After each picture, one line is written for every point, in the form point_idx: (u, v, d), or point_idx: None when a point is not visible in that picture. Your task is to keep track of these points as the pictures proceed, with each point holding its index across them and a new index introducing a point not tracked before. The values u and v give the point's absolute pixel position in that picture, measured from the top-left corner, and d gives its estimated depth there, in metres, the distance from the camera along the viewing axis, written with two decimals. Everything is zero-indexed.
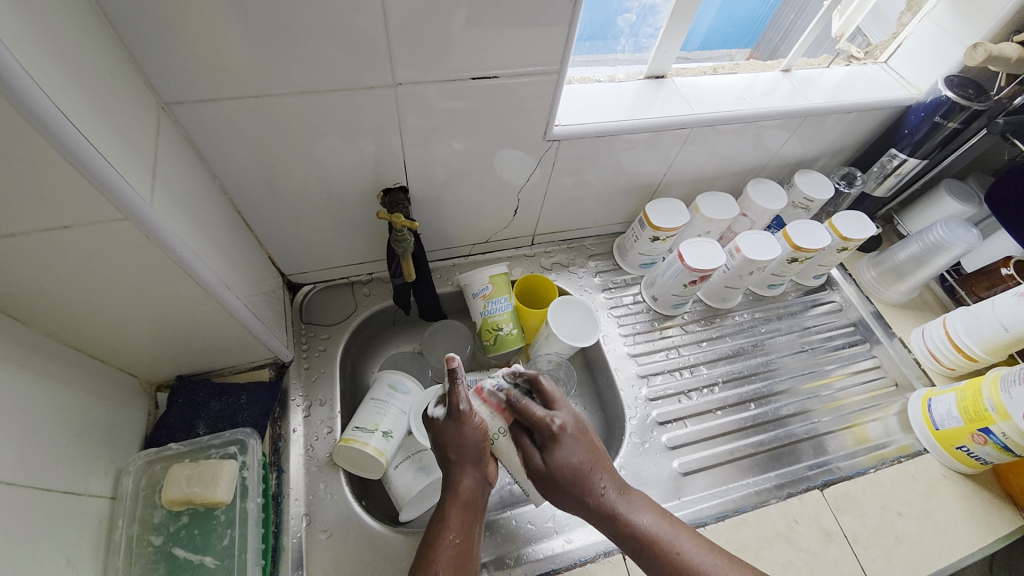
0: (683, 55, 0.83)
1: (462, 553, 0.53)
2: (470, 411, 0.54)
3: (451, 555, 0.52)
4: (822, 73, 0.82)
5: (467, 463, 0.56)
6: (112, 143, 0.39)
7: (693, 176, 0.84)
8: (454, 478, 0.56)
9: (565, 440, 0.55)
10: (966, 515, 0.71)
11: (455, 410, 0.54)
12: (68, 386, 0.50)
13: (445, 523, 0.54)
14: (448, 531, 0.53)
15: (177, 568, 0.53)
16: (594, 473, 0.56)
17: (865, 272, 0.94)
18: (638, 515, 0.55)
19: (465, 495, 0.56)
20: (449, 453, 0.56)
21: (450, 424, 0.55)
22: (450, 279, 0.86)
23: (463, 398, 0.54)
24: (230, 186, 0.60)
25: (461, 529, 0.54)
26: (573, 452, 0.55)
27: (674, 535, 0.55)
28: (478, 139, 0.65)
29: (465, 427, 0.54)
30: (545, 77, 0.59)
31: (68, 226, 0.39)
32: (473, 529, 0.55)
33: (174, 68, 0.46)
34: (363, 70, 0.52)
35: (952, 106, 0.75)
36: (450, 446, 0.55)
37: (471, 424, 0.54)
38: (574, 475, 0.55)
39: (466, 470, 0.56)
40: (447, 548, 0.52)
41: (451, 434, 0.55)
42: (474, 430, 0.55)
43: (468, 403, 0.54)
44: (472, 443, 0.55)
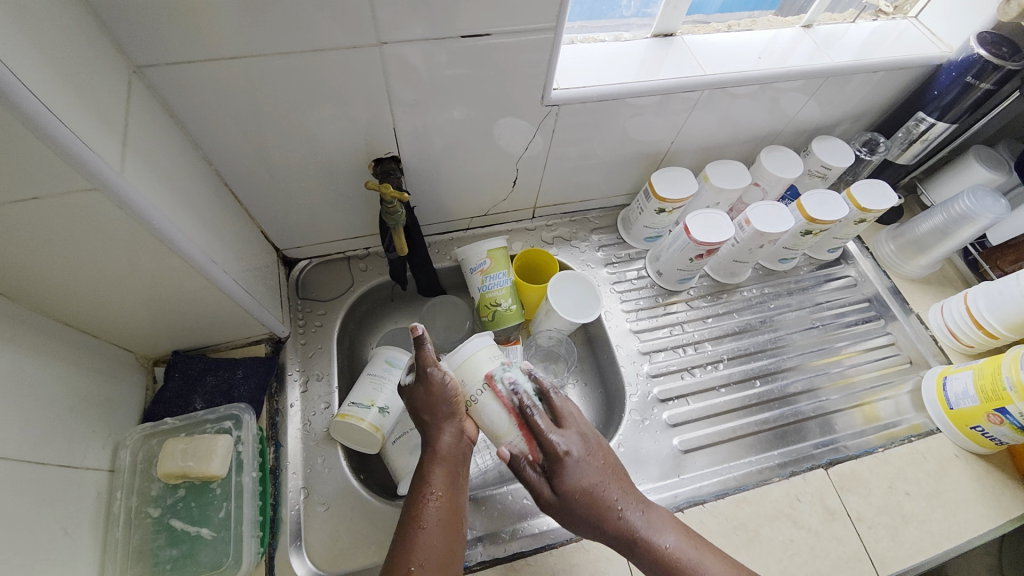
0: (702, 19, 0.76)
1: (447, 508, 0.52)
2: (437, 372, 0.55)
3: (434, 511, 0.51)
4: (846, 30, 0.76)
5: (442, 419, 0.55)
6: (75, 109, 0.37)
7: (702, 144, 0.80)
8: (432, 436, 0.55)
9: (573, 464, 0.53)
10: (977, 496, 0.69)
11: (422, 373, 0.55)
12: (59, 361, 0.50)
13: (427, 481, 0.53)
14: (429, 488, 0.52)
15: (176, 539, 0.55)
16: (610, 492, 0.54)
17: (883, 245, 0.90)
18: (661, 537, 0.53)
19: (444, 452, 0.54)
20: (423, 415, 0.56)
21: (420, 387, 0.56)
22: (448, 254, 0.84)
23: (429, 357, 0.55)
24: (215, 157, 0.58)
25: (445, 485, 0.53)
26: (586, 472, 0.53)
27: (699, 558, 0.53)
28: (471, 106, 0.62)
29: (430, 384, 0.54)
30: (542, 37, 0.55)
31: (36, 197, 0.38)
32: (457, 484, 0.54)
33: (142, 27, 0.43)
34: (345, 29, 0.49)
35: (985, 65, 0.69)
36: (422, 407, 0.56)
37: (439, 384, 0.55)
38: (589, 497, 0.53)
39: (443, 425, 0.55)
40: (430, 505, 0.51)
41: (421, 396, 0.56)
42: (443, 388, 0.55)
43: (436, 366, 0.55)
44: (444, 401, 0.55)
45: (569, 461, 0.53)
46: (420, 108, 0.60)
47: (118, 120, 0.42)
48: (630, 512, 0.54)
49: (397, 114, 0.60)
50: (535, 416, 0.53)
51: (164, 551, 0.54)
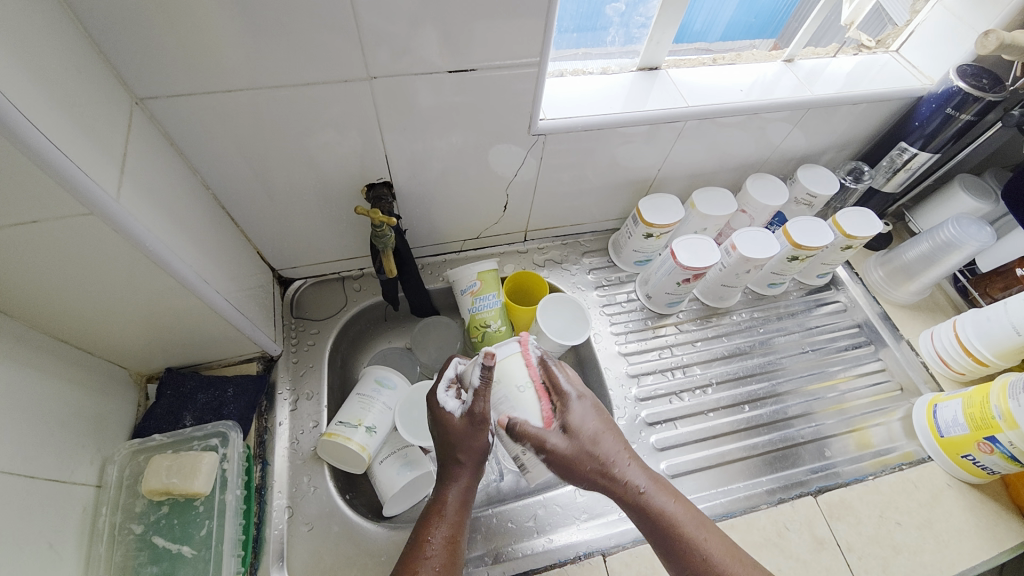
0: (704, 46, 0.80)
1: (453, 547, 0.53)
2: (485, 404, 0.54)
3: (443, 550, 0.52)
4: (828, 63, 0.79)
5: (471, 464, 0.56)
6: (76, 140, 0.39)
7: (689, 171, 0.82)
8: (454, 473, 0.56)
9: (575, 406, 0.55)
10: (970, 527, 0.68)
11: (474, 410, 0.54)
12: (54, 376, 0.52)
13: (440, 517, 0.54)
14: (442, 524, 0.54)
15: (157, 556, 0.55)
16: (610, 443, 0.56)
17: (872, 271, 0.91)
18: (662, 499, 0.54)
19: (461, 487, 0.56)
20: (455, 452, 0.56)
21: (466, 427, 0.55)
22: (440, 275, 0.85)
23: (485, 398, 0.54)
24: (213, 182, 0.61)
25: (457, 521, 0.54)
26: (587, 419, 0.55)
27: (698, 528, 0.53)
28: (460, 134, 0.64)
29: (482, 436, 0.55)
30: (526, 70, 0.58)
31: (36, 221, 0.40)
32: (466, 523, 0.55)
33: (144, 63, 0.46)
34: (336, 65, 0.52)
35: (965, 97, 0.72)
36: (459, 446, 0.56)
37: (487, 432, 0.55)
38: (591, 443, 0.54)
39: (467, 469, 0.56)
40: (440, 543, 0.52)
41: (460, 434, 0.55)
42: (487, 439, 0.56)
43: (485, 402, 0.54)
44: (482, 451, 0.56)
45: (572, 402, 0.55)
46: (412, 138, 0.63)
47: (116, 148, 0.45)
48: (630, 468, 0.55)
49: (388, 141, 0.62)
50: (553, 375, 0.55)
51: (144, 569, 0.54)
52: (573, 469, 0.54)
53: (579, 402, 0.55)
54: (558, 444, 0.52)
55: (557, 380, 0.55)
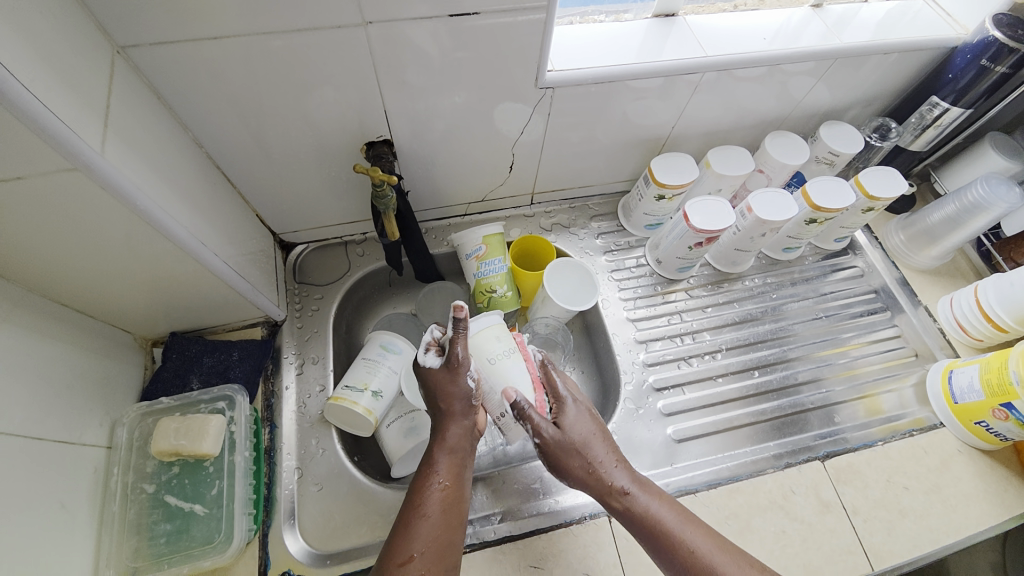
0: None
1: (451, 497, 0.51)
2: (465, 359, 0.54)
3: (438, 501, 0.50)
4: (859, 10, 0.73)
5: (456, 412, 0.55)
6: (53, 90, 0.37)
7: (704, 129, 0.78)
8: (441, 425, 0.55)
9: (572, 410, 0.58)
10: (978, 492, 0.68)
11: (451, 359, 0.54)
12: (56, 340, 0.51)
13: (433, 468, 0.52)
14: (435, 476, 0.52)
15: (171, 514, 0.56)
16: (601, 448, 0.56)
17: (893, 235, 0.87)
18: (646, 499, 0.54)
19: (452, 442, 0.54)
20: (437, 401, 0.55)
21: (443, 371, 0.54)
22: (445, 240, 0.83)
23: (462, 346, 0.54)
24: (206, 140, 0.58)
25: (450, 475, 0.52)
26: (580, 423, 0.57)
27: (685, 527, 0.53)
28: (462, 88, 0.60)
29: (459, 377, 0.54)
30: (533, 16, 0.54)
31: (20, 177, 0.38)
32: (462, 474, 0.53)
33: (122, 7, 0.43)
34: (328, 10, 0.48)
35: (1001, 48, 0.67)
36: (439, 395, 0.55)
37: (464, 375, 0.55)
38: (580, 446, 0.55)
39: (453, 418, 0.55)
40: (434, 494, 0.51)
41: (441, 383, 0.55)
42: (467, 383, 0.55)
43: (464, 351, 0.54)
44: (463, 397, 0.55)
45: (567, 405, 0.58)
46: (412, 93, 0.59)
47: (98, 100, 0.42)
48: (617, 472, 0.55)
49: (387, 97, 0.59)
50: (527, 395, 0.54)
51: (159, 526, 0.55)
52: (559, 461, 0.55)
53: (575, 406, 0.58)
54: (552, 436, 0.55)
55: (555, 380, 0.59)
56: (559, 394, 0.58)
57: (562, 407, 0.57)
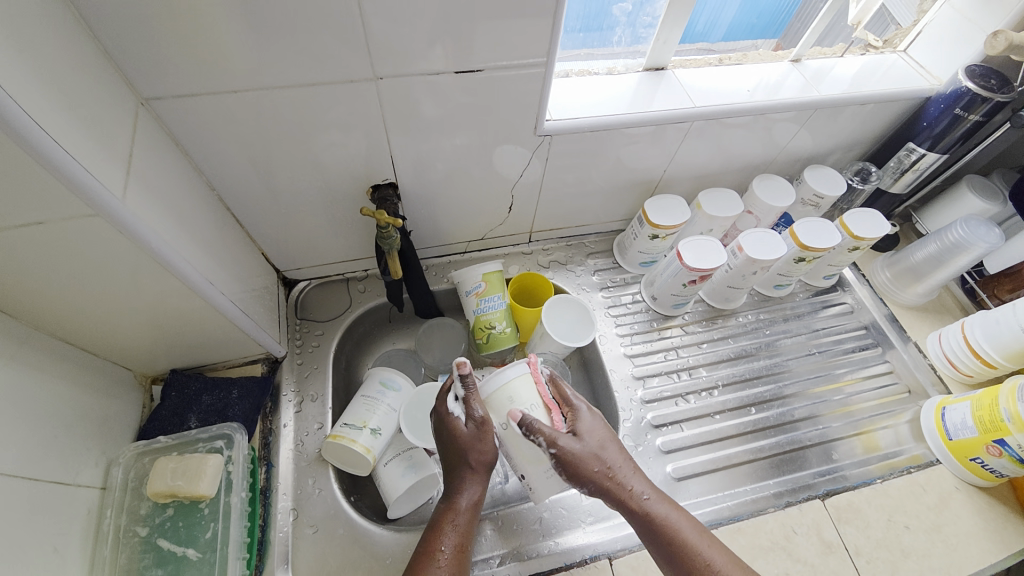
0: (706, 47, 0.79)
1: (463, 553, 0.52)
2: (488, 418, 0.54)
3: (453, 559, 0.51)
4: (835, 64, 0.78)
5: (477, 469, 0.55)
6: (80, 141, 0.39)
7: (695, 172, 0.82)
8: (461, 481, 0.54)
9: (585, 417, 0.56)
10: (980, 531, 0.67)
11: (474, 416, 0.54)
12: (58, 378, 0.52)
13: (449, 524, 0.53)
14: (450, 534, 0.53)
15: (162, 559, 0.55)
16: (616, 451, 0.56)
17: (879, 273, 0.90)
18: (660, 506, 0.54)
19: (470, 498, 0.55)
20: (462, 458, 0.54)
21: (470, 431, 0.54)
22: (445, 277, 0.85)
23: (479, 403, 0.54)
24: (218, 182, 0.61)
25: (465, 531, 0.53)
26: (595, 431, 0.56)
27: (699, 539, 0.52)
28: (464, 135, 0.64)
29: (485, 439, 0.54)
30: (533, 70, 0.58)
31: (41, 222, 0.40)
32: (473, 529, 0.54)
33: (150, 64, 0.46)
34: (341, 65, 0.51)
35: (974, 97, 0.71)
36: (465, 452, 0.54)
37: (492, 433, 0.54)
38: (597, 456, 0.54)
39: (475, 476, 0.54)
40: (449, 552, 0.52)
41: (468, 441, 0.54)
42: (493, 443, 0.54)
43: (483, 408, 0.54)
44: (488, 456, 0.55)
45: (581, 412, 0.57)
46: (418, 139, 0.62)
47: (121, 149, 0.44)
48: (633, 478, 0.55)
49: (394, 143, 0.62)
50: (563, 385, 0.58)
51: (150, 572, 0.54)
52: (578, 473, 0.53)
53: (588, 415, 0.57)
54: (568, 448, 0.52)
55: (567, 392, 0.58)
56: (571, 406, 0.57)
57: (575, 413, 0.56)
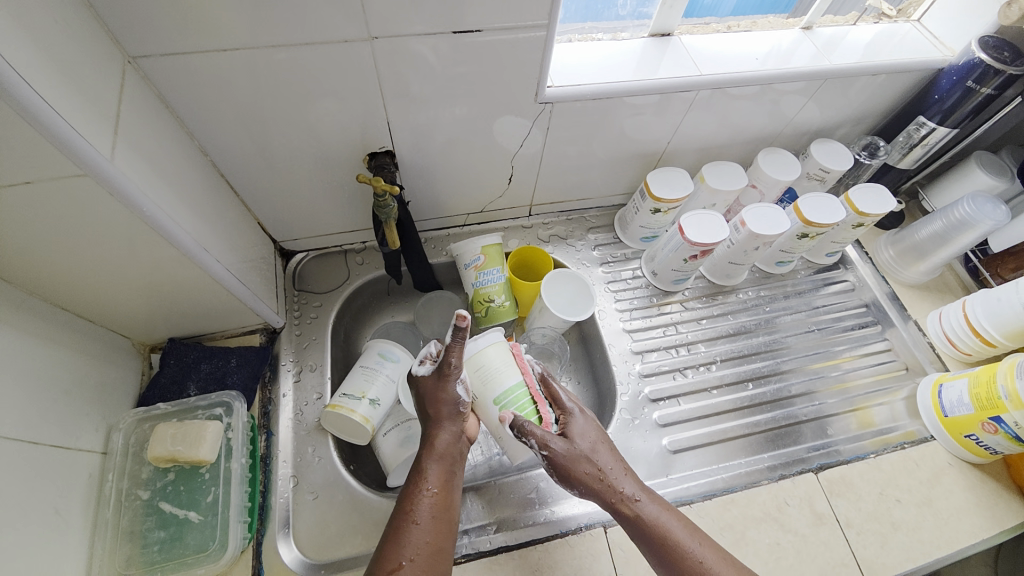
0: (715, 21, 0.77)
1: (441, 504, 0.51)
2: (456, 368, 0.55)
3: (428, 508, 0.50)
4: (847, 32, 0.76)
5: (444, 417, 0.55)
6: (66, 98, 0.38)
7: (699, 145, 0.80)
8: (432, 433, 0.55)
9: (578, 421, 0.57)
10: (970, 505, 0.68)
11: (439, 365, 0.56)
12: (55, 344, 0.52)
13: (423, 475, 0.52)
14: (425, 483, 0.52)
15: (165, 521, 0.56)
16: (607, 455, 0.56)
17: (883, 251, 0.89)
18: (656, 507, 0.53)
19: (443, 448, 0.54)
20: (427, 408, 0.56)
21: (433, 380, 0.56)
22: (444, 250, 0.84)
23: (456, 355, 0.55)
24: (212, 148, 0.59)
25: (441, 482, 0.52)
26: (586, 431, 0.57)
27: (691, 535, 0.52)
28: (464, 104, 0.62)
29: (447, 383, 0.55)
30: (534, 34, 0.56)
31: (30, 181, 0.39)
32: (452, 481, 0.53)
33: (137, 20, 0.44)
34: (336, 25, 0.50)
35: (986, 69, 0.69)
36: (428, 401, 0.56)
37: (453, 380, 0.56)
38: (590, 454, 0.55)
39: (443, 424, 0.55)
40: (424, 500, 0.50)
41: (431, 390, 0.56)
42: (456, 390, 0.56)
43: (458, 360, 0.56)
44: (452, 402, 0.55)
45: (574, 415, 0.58)
46: (415, 106, 0.61)
47: (110, 110, 0.43)
48: (627, 479, 0.55)
49: (391, 110, 0.60)
50: (553, 382, 0.59)
51: (152, 533, 0.55)
52: (570, 475, 0.54)
53: (578, 417, 0.58)
54: (557, 450, 0.54)
55: (556, 391, 0.59)
56: (564, 406, 0.58)
57: (568, 417, 0.57)
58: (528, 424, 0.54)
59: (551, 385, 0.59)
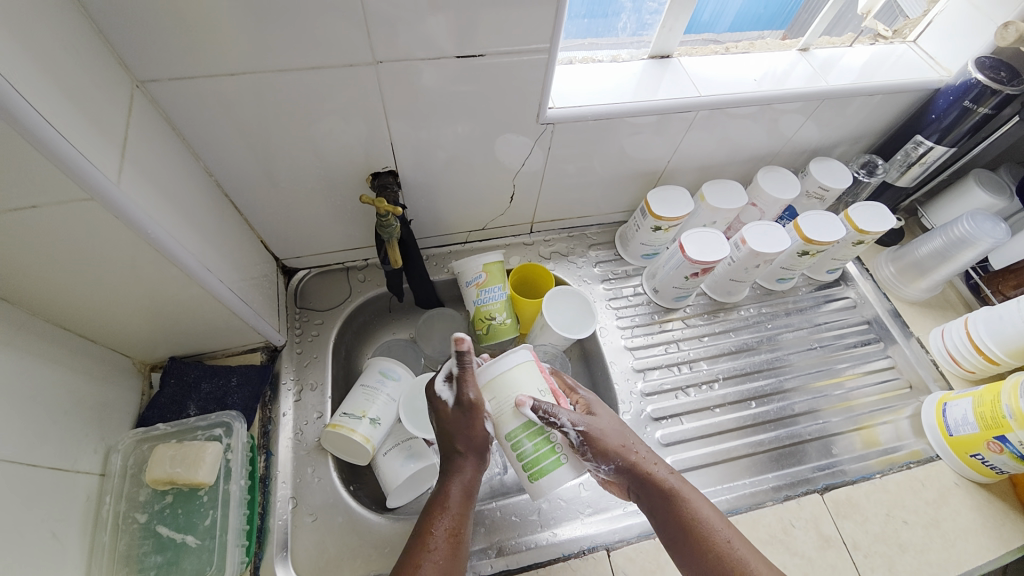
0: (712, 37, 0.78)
1: (458, 541, 0.50)
2: (480, 401, 0.52)
3: (447, 543, 0.50)
4: (843, 54, 0.77)
5: (472, 452, 0.54)
6: (72, 122, 0.38)
7: (699, 164, 0.81)
8: (456, 464, 0.54)
9: (595, 412, 0.56)
10: (978, 526, 0.67)
11: (465, 397, 0.53)
12: (56, 364, 0.51)
13: (444, 509, 0.52)
14: (445, 516, 0.51)
15: (161, 545, 0.55)
16: (626, 441, 0.55)
17: (883, 267, 0.89)
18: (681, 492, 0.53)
19: (465, 482, 0.54)
20: (455, 441, 0.54)
21: (461, 412, 0.53)
22: (445, 267, 0.85)
23: (474, 386, 0.53)
24: (216, 169, 0.60)
25: (460, 517, 0.52)
26: (604, 421, 0.55)
27: (717, 517, 0.52)
28: (466, 124, 0.63)
29: (477, 420, 0.53)
30: (536, 57, 0.57)
31: (36, 206, 0.39)
32: (470, 516, 0.53)
33: (145, 47, 0.45)
34: (341, 48, 0.50)
35: (983, 89, 0.70)
36: (456, 432, 0.54)
37: (484, 418, 0.53)
38: (611, 444, 0.53)
39: (470, 459, 0.54)
40: (443, 535, 0.50)
41: (461, 423, 0.54)
42: (485, 427, 0.53)
43: (477, 392, 0.53)
44: (483, 438, 0.54)
45: (589, 409, 0.55)
46: (418, 127, 0.61)
47: (117, 134, 0.44)
48: (649, 463, 0.55)
49: (394, 130, 0.61)
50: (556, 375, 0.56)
51: (149, 558, 0.54)
52: (593, 457, 0.52)
53: (592, 408, 0.56)
54: (582, 436, 0.51)
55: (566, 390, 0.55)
56: (577, 397, 0.55)
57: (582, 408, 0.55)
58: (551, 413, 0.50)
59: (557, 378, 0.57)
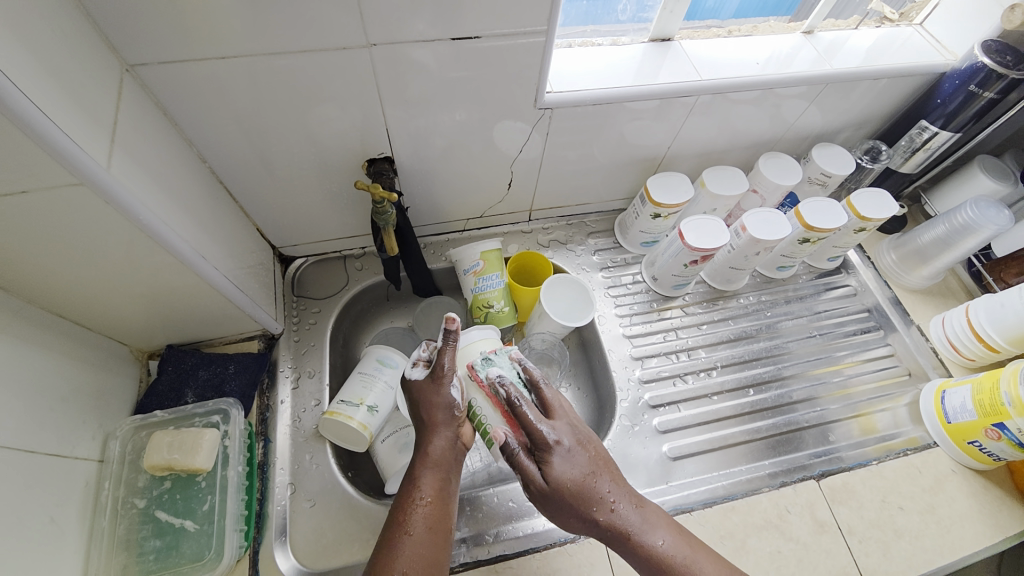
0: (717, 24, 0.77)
1: (435, 514, 0.50)
2: (450, 371, 0.57)
3: (423, 517, 0.49)
4: (848, 37, 0.75)
5: (439, 423, 0.55)
6: (59, 105, 0.37)
7: (700, 150, 0.80)
8: (425, 439, 0.55)
9: (562, 454, 0.54)
10: (974, 512, 0.68)
11: (437, 368, 0.57)
12: (52, 351, 0.51)
13: (417, 484, 0.51)
14: (419, 491, 0.51)
15: (161, 530, 0.56)
16: (598, 485, 0.54)
17: (885, 255, 0.89)
18: (654, 536, 0.53)
19: (437, 455, 0.54)
20: (422, 413, 0.56)
21: (427, 383, 0.56)
22: (443, 254, 0.84)
23: (449, 356, 0.57)
24: (209, 155, 0.59)
25: (436, 490, 0.51)
26: (571, 465, 0.54)
27: (691, 559, 0.52)
28: (463, 109, 0.62)
29: (443, 387, 0.56)
30: (533, 40, 0.55)
31: (25, 191, 0.39)
32: (448, 489, 0.52)
33: (132, 28, 0.44)
34: (333, 30, 0.49)
35: (989, 73, 0.69)
36: (422, 405, 0.56)
37: (449, 385, 0.56)
38: (577, 490, 0.52)
39: (438, 430, 0.55)
40: (418, 509, 0.50)
41: (426, 394, 0.56)
42: (451, 392, 0.56)
43: (450, 363, 0.57)
44: (447, 406, 0.56)
45: (554, 451, 0.53)
46: (413, 112, 0.60)
47: (106, 118, 0.43)
48: (621, 506, 0.53)
49: (389, 116, 0.60)
50: (523, 406, 0.54)
51: (148, 542, 0.54)
52: (556, 513, 0.53)
53: (560, 449, 0.54)
54: (543, 485, 0.52)
55: (531, 421, 0.54)
56: (542, 441, 0.53)
57: (547, 456, 0.53)
58: (515, 453, 0.53)
59: (525, 407, 0.54)
